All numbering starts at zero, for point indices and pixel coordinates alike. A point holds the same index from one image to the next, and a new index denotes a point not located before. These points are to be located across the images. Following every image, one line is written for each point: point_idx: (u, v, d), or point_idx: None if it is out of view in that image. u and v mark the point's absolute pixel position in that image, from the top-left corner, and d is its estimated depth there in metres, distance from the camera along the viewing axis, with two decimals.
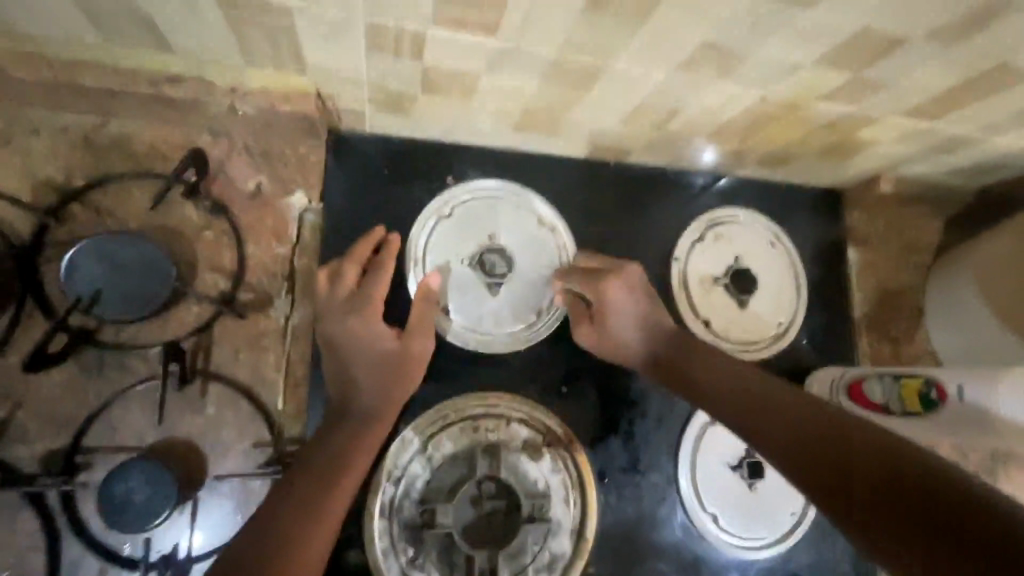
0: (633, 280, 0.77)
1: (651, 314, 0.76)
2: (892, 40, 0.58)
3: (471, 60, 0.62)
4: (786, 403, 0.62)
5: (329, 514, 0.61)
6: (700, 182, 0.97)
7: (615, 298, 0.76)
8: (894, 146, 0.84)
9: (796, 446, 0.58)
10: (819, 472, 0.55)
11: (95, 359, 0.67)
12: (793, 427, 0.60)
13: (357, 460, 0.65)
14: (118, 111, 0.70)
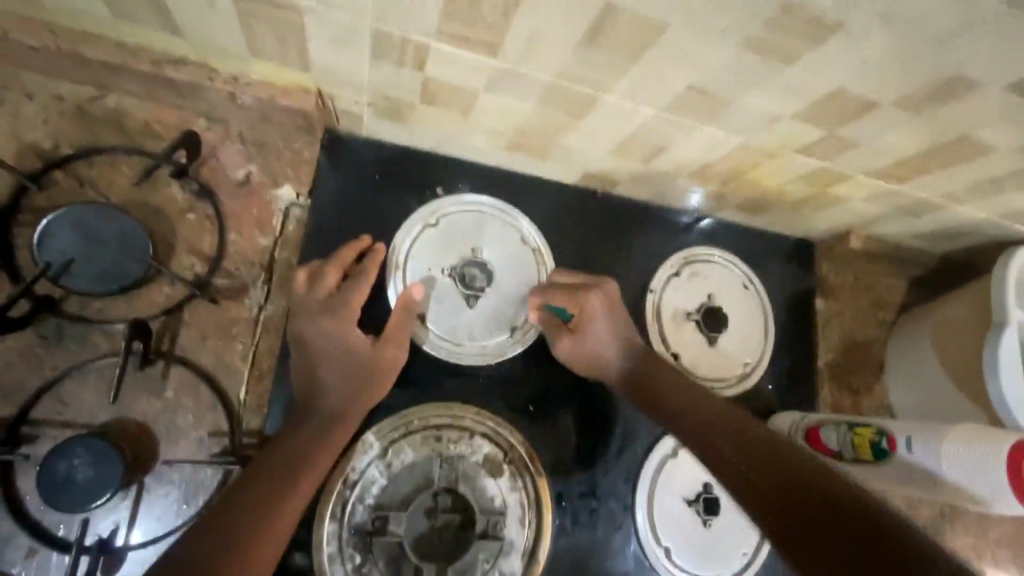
0: (609, 298, 0.80)
1: (625, 334, 0.80)
2: (865, 105, 0.62)
3: (471, 77, 0.65)
4: (783, 469, 0.63)
5: (285, 512, 0.59)
6: (687, 221, 1.00)
7: (595, 317, 0.79)
8: (864, 205, 0.88)
9: (777, 497, 0.62)
10: (801, 531, 0.58)
11: (57, 330, 0.66)
12: (770, 486, 0.63)
13: (318, 461, 0.65)
14: (115, 87, 0.70)
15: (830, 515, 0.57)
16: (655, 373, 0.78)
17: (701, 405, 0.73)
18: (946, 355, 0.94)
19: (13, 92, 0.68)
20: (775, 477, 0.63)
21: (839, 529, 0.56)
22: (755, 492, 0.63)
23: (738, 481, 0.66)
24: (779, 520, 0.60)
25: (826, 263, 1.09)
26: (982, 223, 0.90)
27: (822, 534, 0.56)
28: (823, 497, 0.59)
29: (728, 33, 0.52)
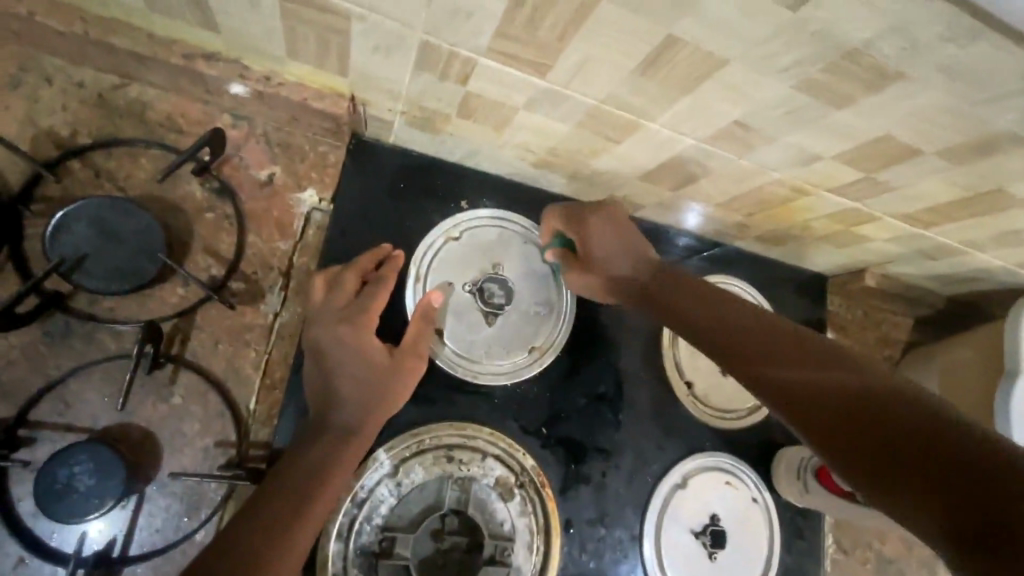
0: (611, 219, 0.74)
1: (636, 241, 0.73)
2: (907, 151, 0.62)
3: (513, 95, 0.63)
4: (807, 359, 0.51)
5: (299, 529, 0.56)
6: (683, 243, 0.98)
7: (597, 230, 0.73)
8: (885, 245, 0.88)
9: (800, 404, 0.49)
10: (842, 427, 0.46)
11: (63, 327, 0.63)
12: (798, 365, 0.51)
13: (335, 476, 0.62)
14: (140, 77, 0.67)
15: (874, 419, 0.44)
16: (671, 281, 0.67)
17: (710, 302, 0.62)
18: (956, 398, 0.93)
19: (32, 75, 0.65)
20: (804, 365, 0.51)
21: (888, 426, 0.43)
22: (776, 386, 0.52)
23: (757, 375, 0.54)
24: (810, 411, 0.48)
25: (837, 298, 1.09)
26: (998, 270, 0.91)
27: (866, 439, 0.44)
28: (860, 392, 0.46)
29: (786, 72, 0.52)
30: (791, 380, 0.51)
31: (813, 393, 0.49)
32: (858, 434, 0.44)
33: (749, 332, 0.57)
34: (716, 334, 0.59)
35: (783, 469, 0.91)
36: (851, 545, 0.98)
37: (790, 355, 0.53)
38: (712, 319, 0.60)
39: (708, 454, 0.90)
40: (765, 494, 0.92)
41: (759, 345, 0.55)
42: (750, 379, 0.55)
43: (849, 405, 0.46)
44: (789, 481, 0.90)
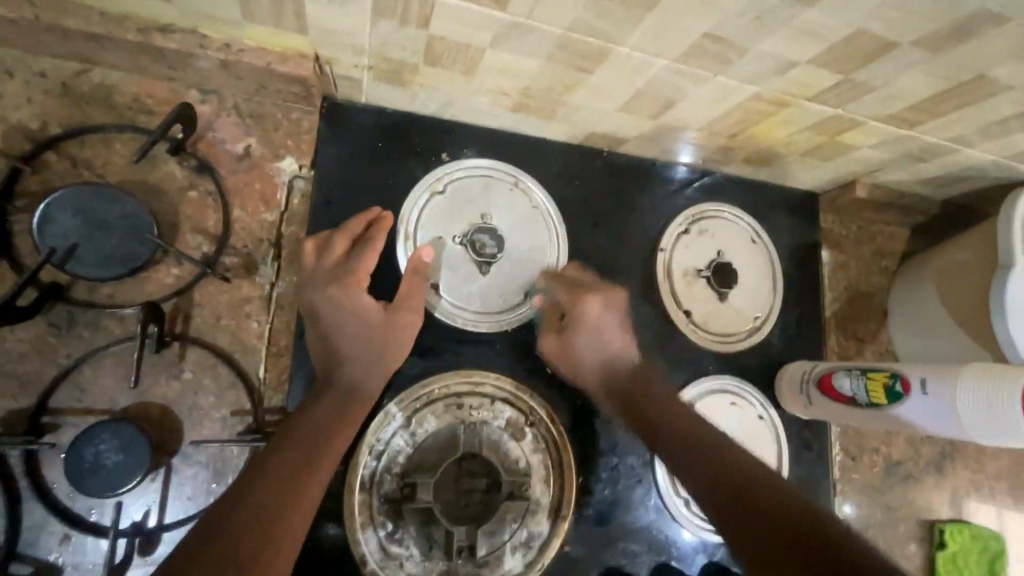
0: (619, 314, 0.80)
1: (624, 337, 0.80)
2: (884, 44, 0.61)
3: (478, 34, 0.62)
4: (748, 475, 0.63)
5: (315, 483, 0.60)
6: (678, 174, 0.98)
7: (592, 310, 0.79)
8: (872, 152, 0.88)
9: (748, 516, 0.59)
10: (776, 539, 0.56)
11: (66, 317, 0.64)
12: (753, 482, 0.62)
13: (339, 430, 0.64)
14: (101, 60, 0.67)
15: (802, 541, 0.54)
16: (643, 384, 0.77)
17: (687, 414, 0.73)
18: (954, 296, 0.94)
19: None
20: (751, 481, 0.62)
21: (812, 546, 0.54)
22: (733, 498, 0.61)
23: (719, 483, 0.64)
24: (751, 523, 0.59)
25: (829, 215, 1.09)
26: (989, 165, 0.90)
27: (795, 557, 0.54)
28: (801, 518, 0.57)
29: None
30: (746, 494, 0.61)
31: (759, 510, 0.59)
32: (791, 547, 0.55)
33: (716, 446, 0.67)
34: (688, 443, 0.69)
35: (787, 386, 0.95)
36: (857, 450, 1.02)
37: (746, 472, 0.63)
38: (685, 433, 0.70)
39: (710, 378, 0.93)
40: (771, 411, 0.96)
41: (724, 460, 0.65)
42: (709, 485, 0.64)
43: (791, 523, 0.56)
44: (794, 396, 0.94)
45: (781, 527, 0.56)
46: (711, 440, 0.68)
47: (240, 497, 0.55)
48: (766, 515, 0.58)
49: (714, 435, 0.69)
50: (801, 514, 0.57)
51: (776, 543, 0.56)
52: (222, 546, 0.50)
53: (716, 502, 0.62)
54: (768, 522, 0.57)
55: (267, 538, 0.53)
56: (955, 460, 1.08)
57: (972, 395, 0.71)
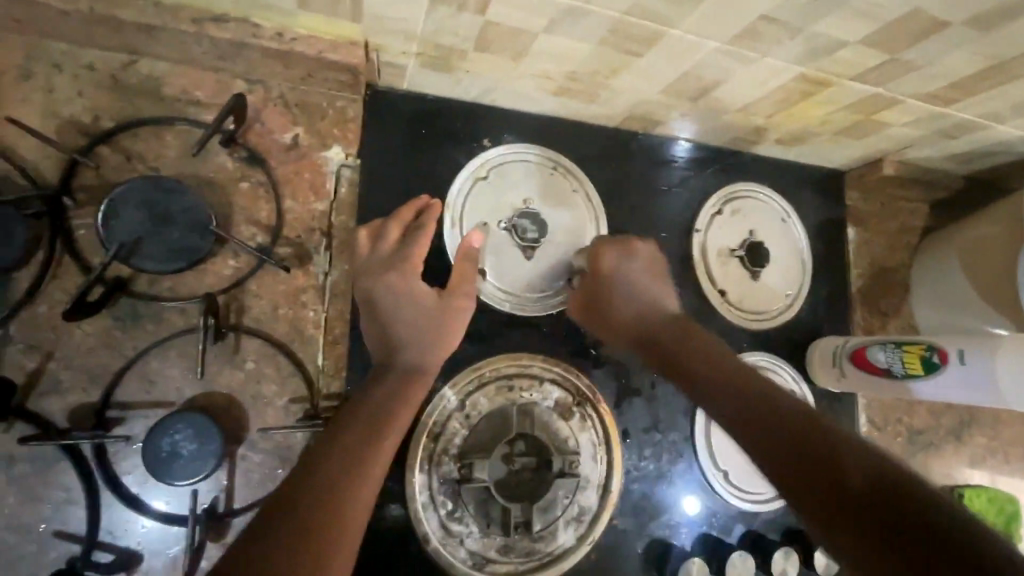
0: (645, 265, 0.76)
1: (654, 285, 0.75)
2: (936, 24, 0.61)
3: (534, 19, 0.62)
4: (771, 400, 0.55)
5: (379, 460, 0.59)
6: (703, 156, 0.99)
7: (608, 262, 0.77)
8: (905, 129, 0.89)
9: (792, 465, 0.50)
10: (832, 492, 0.46)
11: (131, 311, 0.65)
12: (797, 425, 0.52)
13: (401, 409, 0.64)
14: (150, 51, 0.66)
15: (834, 473, 0.47)
16: (681, 327, 0.70)
17: (717, 358, 0.63)
18: (976, 274, 0.96)
19: (41, 63, 0.64)
20: (777, 408, 0.54)
21: (873, 497, 0.44)
22: (773, 445, 0.52)
23: (751, 422, 0.55)
24: (797, 473, 0.49)
25: (854, 192, 1.10)
26: (1016, 140, 0.92)
27: (856, 514, 0.44)
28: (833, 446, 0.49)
29: None
30: (787, 440, 0.51)
31: (806, 458, 0.49)
32: (848, 501, 0.45)
33: (753, 389, 0.58)
34: (721, 388, 0.60)
35: (818, 360, 0.97)
36: (883, 421, 1.06)
37: (787, 414, 0.53)
38: (718, 378, 0.61)
39: (745, 355, 0.96)
40: (802, 385, 0.99)
41: (762, 403, 0.56)
42: (741, 422, 0.56)
43: (843, 471, 0.47)
44: (825, 370, 0.96)
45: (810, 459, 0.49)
46: (729, 369, 0.61)
47: (305, 474, 0.55)
48: (812, 463, 0.49)
49: (751, 377, 0.59)
50: (854, 459, 0.47)
51: (830, 497, 0.46)
52: (292, 531, 0.49)
53: (756, 452, 0.53)
54: (819, 470, 0.48)
55: (333, 521, 0.52)
56: (974, 428, 1.12)
57: (1013, 365, 0.76)
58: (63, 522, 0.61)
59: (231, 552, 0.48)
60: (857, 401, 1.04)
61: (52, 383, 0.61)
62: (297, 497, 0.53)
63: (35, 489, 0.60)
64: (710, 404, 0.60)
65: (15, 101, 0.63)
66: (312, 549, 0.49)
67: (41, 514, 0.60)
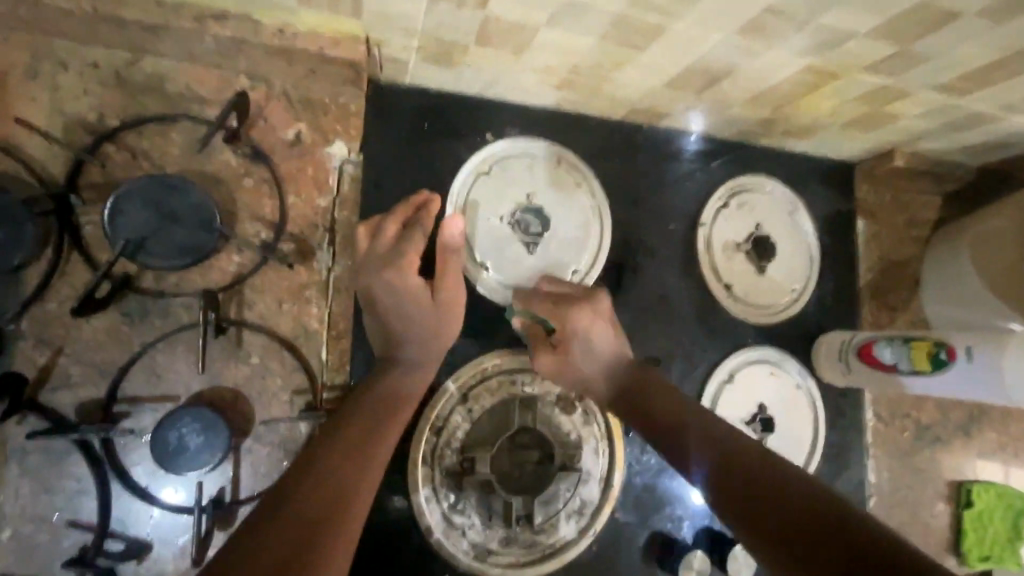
0: (607, 319, 0.77)
1: (615, 343, 0.76)
2: (947, 14, 0.60)
3: (535, 13, 0.61)
4: (743, 453, 0.60)
5: (386, 441, 0.62)
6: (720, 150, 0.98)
7: (577, 321, 0.75)
8: (916, 121, 0.87)
9: (761, 512, 0.54)
10: (806, 538, 0.50)
11: (138, 306, 0.66)
12: (764, 475, 0.57)
13: (408, 397, 0.68)
14: (153, 48, 0.66)
15: (800, 514, 0.51)
16: (647, 386, 0.72)
17: (687, 412, 0.68)
18: (984, 265, 0.95)
19: (47, 62, 0.64)
20: (748, 459, 0.59)
21: (834, 536, 0.48)
22: (743, 497, 0.56)
23: (726, 473, 0.59)
24: (768, 519, 0.53)
25: (865, 185, 1.09)
26: None
27: (821, 553, 0.48)
28: (800, 495, 0.53)
29: None
30: (757, 490, 0.56)
31: (772, 505, 0.54)
32: (814, 543, 0.49)
33: (723, 441, 0.63)
34: (695, 440, 0.64)
35: (823, 355, 0.97)
36: (890, 416, 1.05)
37: (754, 464, 0.59)
38: (690, 431, 0.65)
39: (750, 349, 0.95)
40: (808, 380, 0.98)
41: (731, 455, 0.60)
42: (716, 475, 0.60)
43: (806, 515, 0.51)
44: (831, 365, 0.96)
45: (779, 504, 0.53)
46: (702, 422, 0.66)
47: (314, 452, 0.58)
48: (779, 510, 0.53)
49: (720, 430, 0.64)
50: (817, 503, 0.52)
51: (800, 539, 0.50)
52: (293, 520, 0.50)
53: (727, 505, 0.57)
54: (787, 517, 0.52)
55: (335, 512, 0.53)
56: (984, 423, 1.11)
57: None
58: (75, 513, 0.62)
59: (232, 540, 0.48)
60: (863, 396, 1.03)
61: (63, 377, 0.63)
62: (309, 470, 0.55)
63: (47, 480, 0.62)
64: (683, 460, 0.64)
65: (21, 100, 0.64)
66: (313, 536, 0.49)
67: (54, 505, 0.62)
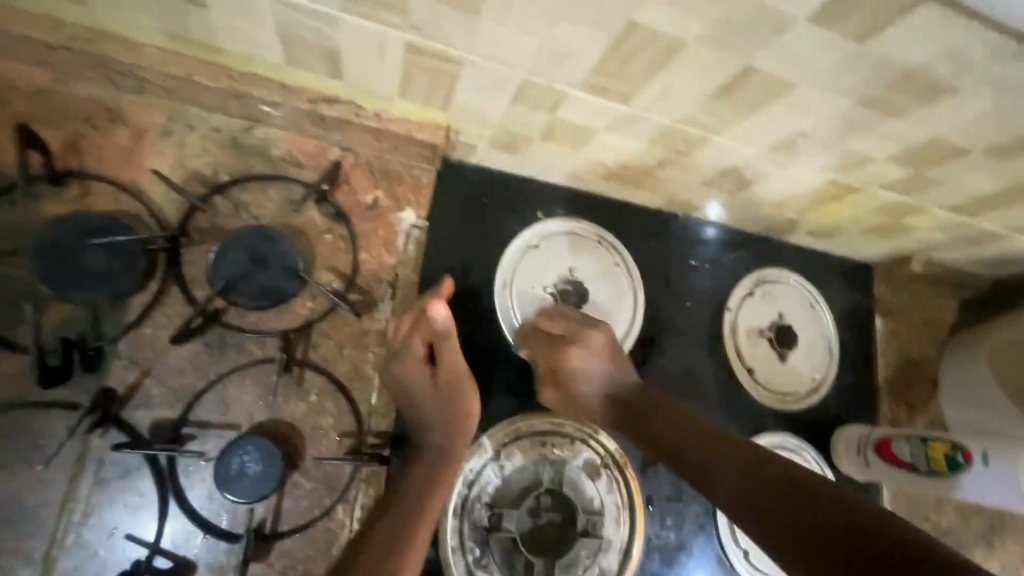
0: (599, 353, 0.78)
1: (617, 367, 0.77)
2: (957, 151, 0.69)
3: (598, 119, 0.72)
4: (734, 449, 0.61)
5: (425, 525, 0.69)
6: (738, 240, 1.06)
7: (575, 354, 0.78)
8: (933, 233, 0.95)
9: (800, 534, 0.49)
10: (802, 522, 0.49)
11: (219, 339, 0.73)
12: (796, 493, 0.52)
13: (444, 480, 0.73)
14: (266, 120, 0.77)
15: (794, 498, 0.51)
16: (649, 401, 0.73)
17: (710, 434, 0.64)
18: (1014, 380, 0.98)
19: (179, 123, 0.74)
20: (737, 454, 0.60)
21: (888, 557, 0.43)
22: (739, 492, 0.56)
23: (720, 471, 0.59)
24: (765, 510, 0.52)
25: (883, 285, 1.15)
26: None
27: (828, 541, 0.46)
28: (792, 485, 0.53)
29: (847, 92, 0.60)
30: (789, 510, 0.51)
31: (811, 528, 0.48)
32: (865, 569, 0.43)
33: (746, 462, 0.58)
34: (687, 446, 0.64)
35: (843, 447, 0.99)
36: (908, 515, 1.05)
37: (782, 480, 0.54)
38: (712, 454, 0.61)
39: (770, 434, 0.98)
40: (827, 471, 1.00)
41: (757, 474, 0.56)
42: (711, 472, 0.60)
43: (802, 503, 0.51)
44: (850, 458, 0.98)
45: (773, 491, 0.53)
46: (696, 429, 0.66)
47: (361, 540, 0.66)
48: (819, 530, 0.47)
49: (744, 451, 0.60)
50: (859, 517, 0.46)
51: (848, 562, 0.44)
52: None
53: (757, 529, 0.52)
54: (826, 536, 0.47)
55: None
56: (1004, 533, 1.10)
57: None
58: (134, 527, 0.67)
59: None
60: (880, 492, 1.05)
61: (144, 397, 0.69)
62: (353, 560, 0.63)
63: (116, 493, 0.67)
64: (701, 477, 0.61)
65: (152, 153, 0.74)
66: None
67: (117, 517, 0.66)
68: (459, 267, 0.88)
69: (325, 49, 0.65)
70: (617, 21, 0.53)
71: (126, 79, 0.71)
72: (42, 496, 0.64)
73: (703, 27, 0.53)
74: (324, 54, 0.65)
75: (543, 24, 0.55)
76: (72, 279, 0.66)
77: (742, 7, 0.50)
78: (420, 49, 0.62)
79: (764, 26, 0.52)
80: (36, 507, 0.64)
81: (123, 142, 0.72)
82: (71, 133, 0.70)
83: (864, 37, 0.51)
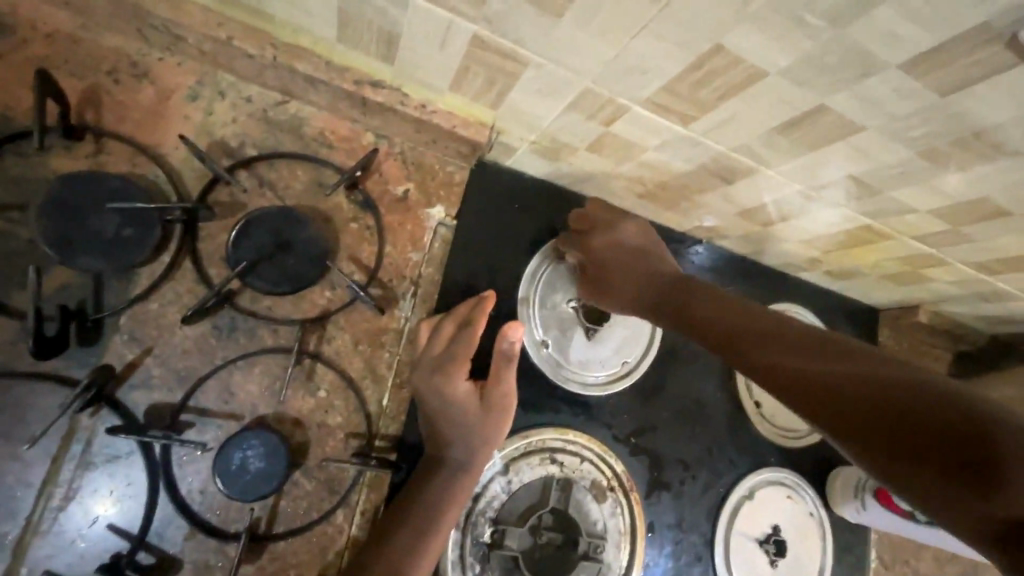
0: (633, 230, 0.79)
1: (648, 253, 0.76)
2: (998, 212, 0.69)
3: (651, 137, 0.70)
4: (778, 330, 0.54)
5: (428, 558, 0.66)
6: (755, 272, 1.06)
7: (605, 246, 0.79)
8: (947, 286, 0.96)
9: (819, 398, 0.45)
10: (840, 394, 0.44)
11: (229, 322, 0.69)
12: (827, 366, 0.46)
13: (452, 507, 0.70)
14: (302, 96, 0.73)
15: (835, 369, 0.45)
16: (679, 282, 0.70)
17: (761, 321, 0.57)
18: None
19: (208, 88, 0.70)
20: (781, 336, 0.53)
21: (919, 423, 0.38)
22: (781, 373, 0.50)
23: (761, 356, 0.53)
24: (804, 384, 0.47)
25: (886, 330, 1.17)
26: None
27: (864, 413, 0.41)
28: (836, 355, 0.47)
29: (912, 141, 0.60)
30: (811, 379, 0.47)
31: (845, 396, 0.43)
32: (882, 430, 0.40)
33: (770, 334, 0.54)
34: (725, 333, 0.59)
35: (839, 488, 1.00)
36: (892, 559, 1.07)
37: (822, 353, 0.48)
38: (738, 327, 0.58)
39: (771, 470, 0.99)
40: (821, 510, 1.01)
41: (775, 347, 0.53)
42: (752, 359, 0.55)
43: (841, 373, 0.45)
44: (846, 500, 0.99)
45: (815, 366, 0.47)
46: (736, 316, 0.60)
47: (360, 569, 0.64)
48: (833, 391, 0.44)
49: (770, 323, 0.56)
50: (892, 381, 0.41)
51: (875, 425, 0.40)
52: None
53: (782, 390, 0.49)
54: (864, 404, 0.41)
55: None
56: None
57: None
58: (117, 516, 0.62)
59: None
60: (871, 535, 1.06)
61: (143, 377, 0.64)
62: None
63: (101, 477, 0.61)
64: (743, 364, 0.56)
65: (177, 117, 0.69)
66: None
67: (100, 503, 0.61)
68: (483, 270, 0.85)
69: (383, 30, 0.61)
70: (703, 43, 0.52)
71: (159, 35, 0.66)
72: (21, 476, 0.59)
73: (789, 59, 0.51)
74: (381, 35, 0.62)
75: (624, 35, 0.53)
76: (79, 244, 0.61)
77: (836, 44, 0.48)
78: (485, 43, 0.59)
79: (852, 66, 0.51)
80: (13, 487, 0.59)
81: (148, 101, 0.68)
82: (93, 85, 0.65)
83: (946, 91, 0.51)
